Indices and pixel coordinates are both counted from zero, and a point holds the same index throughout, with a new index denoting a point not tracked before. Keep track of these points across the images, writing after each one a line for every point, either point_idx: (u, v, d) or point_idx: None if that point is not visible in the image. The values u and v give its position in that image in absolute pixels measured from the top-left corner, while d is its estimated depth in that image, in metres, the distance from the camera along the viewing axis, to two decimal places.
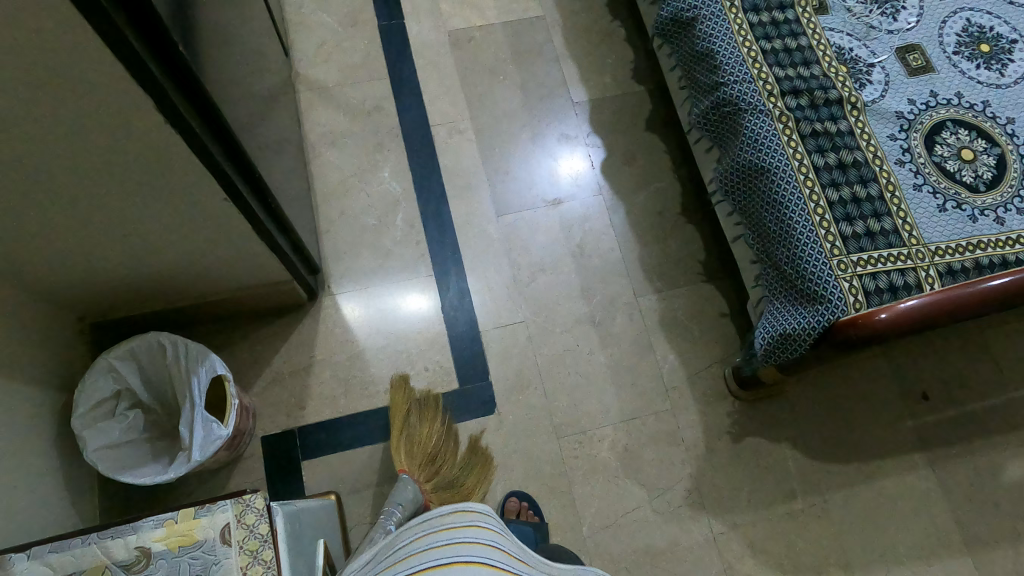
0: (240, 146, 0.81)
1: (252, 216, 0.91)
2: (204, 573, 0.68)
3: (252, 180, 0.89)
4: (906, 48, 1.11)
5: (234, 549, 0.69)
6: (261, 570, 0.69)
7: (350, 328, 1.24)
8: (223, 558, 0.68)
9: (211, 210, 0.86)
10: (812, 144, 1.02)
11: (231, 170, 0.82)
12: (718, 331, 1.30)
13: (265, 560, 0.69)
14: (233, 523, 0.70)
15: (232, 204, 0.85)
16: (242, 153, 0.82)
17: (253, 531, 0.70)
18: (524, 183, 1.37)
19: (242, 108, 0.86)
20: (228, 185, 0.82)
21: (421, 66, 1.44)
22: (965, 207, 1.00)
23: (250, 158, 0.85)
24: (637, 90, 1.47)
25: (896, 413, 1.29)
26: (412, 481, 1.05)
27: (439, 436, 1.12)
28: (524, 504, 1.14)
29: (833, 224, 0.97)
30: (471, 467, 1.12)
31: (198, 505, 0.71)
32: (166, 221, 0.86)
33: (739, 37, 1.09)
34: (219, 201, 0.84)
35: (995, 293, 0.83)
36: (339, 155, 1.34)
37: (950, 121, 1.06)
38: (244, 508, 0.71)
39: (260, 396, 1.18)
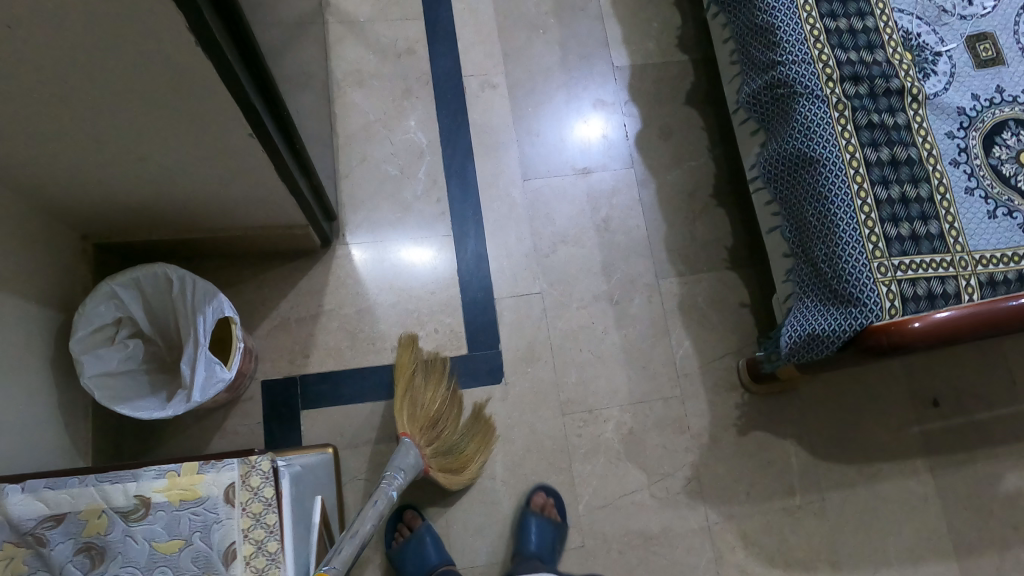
0: (266, 74, 0.75)
1: (275, 153, 0.86)
2: (205, 531, 0.66)
3: (277, 116, 0.84)
4: (978, 36, 1.04)
5: (236, 510, 0.67)
6: (263, 534, 0.67)
7: (362, 282, 1.20)
8: (225, 518, 0.67)
9: (233, 142, 0.81)
10: (866, 137, 0.96)
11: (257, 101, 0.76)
12: (736, 320, 1.26)
13: (269, 524, 0.68)
14: (238, 483, 0.68)
15: (255, 138, 0.81)
16: (269, 83, 0.76)
17: (258, 493, 0.69)
18: (554, 147, 1.31)
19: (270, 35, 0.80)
20: (253, 117, 0.77)
21: (459, 9, 1.35)
22: (1016, 215, 0.96)
23: (277, 91, 0.79)
24: (681, 59, 1.39)
25: (904, 419, 1.28)
26: (414, 446, 1.01)
27: (442, 401, 1.10)
28: (551, 500, 1.13)
29: (877, 224, 0.93)
30: (468, 441, 1.11)
31: (203, 460, 0.68)
32: (183, 149, 0.81)
33: (803, 12, 1.01)
34: (241, 134, 0.79)
35: None
36: (364, 97, 1.28)
37: (1012, 121, 1.00)
38: (250, 469, 0.69)
39: (263, 340, 1.16)
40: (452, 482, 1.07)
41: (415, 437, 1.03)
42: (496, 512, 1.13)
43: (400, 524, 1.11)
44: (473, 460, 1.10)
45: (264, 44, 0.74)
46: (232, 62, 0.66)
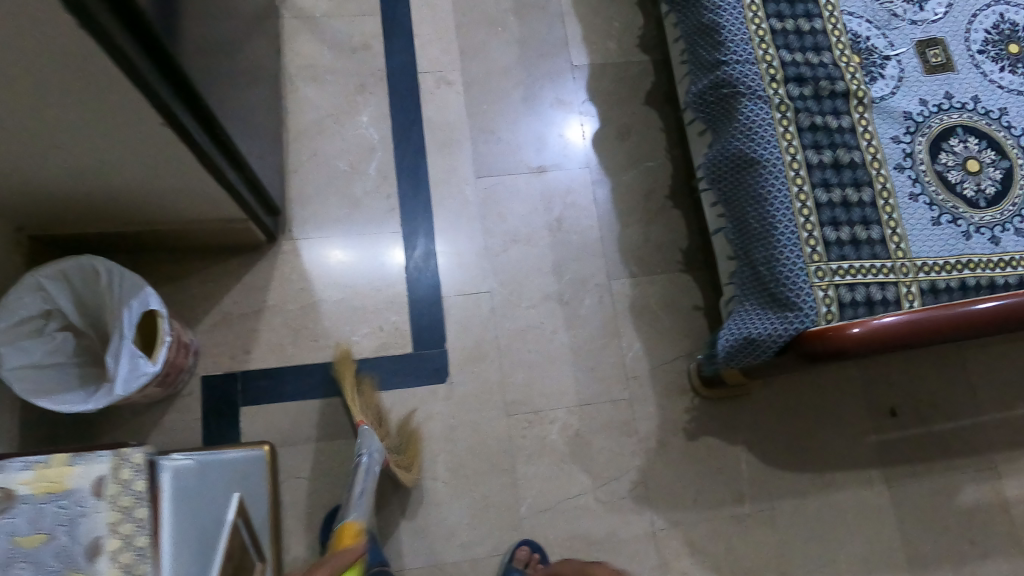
0: (179, 67, 0.72)
1: (195, 147, 0.84)
2: (70, 523, 0.73)
3: (199, 109, 0.82)
4: (928, 41, 1.02)
5: (105, 504, 0.74)
6: (133, 526, 0.76)
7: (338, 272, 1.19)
8: (93, 510, 0.74)
9: (149, 133, 0.79)
10: (808, 139, 0.95)
11: (169, 94, 0.74)
12: (688, 323, 1.24)
13: (138, 518, 0.76)
14: (108, 477, 0.75)
15: (172, 131, 0.79)
16: (182, 76, 0.74)
17: (127, 487, 0.76)
18: (509, 145, 1.29)
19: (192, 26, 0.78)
20: (164, 109, 0.74)
21: (417, 5, 1.34)
22: (961, 222, 0.94)
23: (195, 85, 0.77)
24: (641, 60, 1.37)
25: (860, 427, 1.25)
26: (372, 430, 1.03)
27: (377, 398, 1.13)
28: (535, 555, 1.09)
29: (816, 228, 0.91)
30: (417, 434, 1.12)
31: (74, 453, 0.75)
32: (100, 142, 0.79)
33: (749, 12, 0.99)
34: (154, 124, 0.77)
35: (972, 318, 0.82)
36: (316, 92, 1.26)
37: (960, 127, 0.98)
38: (120, 462, 0.76)
39: (205, 335, 1.14)
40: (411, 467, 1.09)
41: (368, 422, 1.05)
42: (435, 513, 1.11)
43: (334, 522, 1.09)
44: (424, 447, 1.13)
45: (178, 36, 0.72)
46: (128, 51, 0.64)
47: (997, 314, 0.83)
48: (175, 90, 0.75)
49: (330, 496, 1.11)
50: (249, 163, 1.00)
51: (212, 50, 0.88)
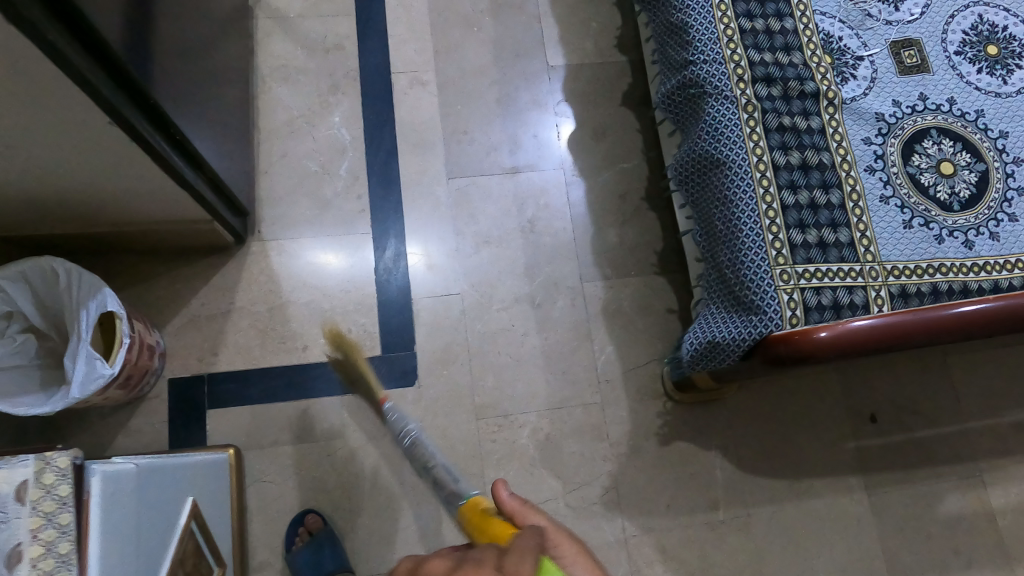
0: (118, 59, 0.70)
1: (149, 149, 0.82)
2: None
3: (148, 107, 0.80)
4: (903, 42, 0.99)
5: (25, 510, 0.60)
6: (53, 535, 0.61)
7: (326, 275, 1.19)
8: (12, 518, 0.60)
9: (101, 138, 0.76)
10: (775, 140, 0.92)
11: (113, 92, 0.72)
12: (662, 327, 1.23)
13: (61, 524, 0.61)
14: (30, 481, 0.61)
15: (124, 133, 0.77)
16: (124, 69, 0.72)
17: (51, 491, 0.62)
18: (482, 146, 1.28)
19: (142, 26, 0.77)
20: (111, 109, 0.72)
21: (393, 5, 1.33)
22: (933, 226, 0.90)
23: (138, 79, 0.75)
24: (618, 60, 1.36)
25: (838, 434, 1.22)
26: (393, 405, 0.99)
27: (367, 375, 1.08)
28: None
29: (782, 230, 0.89)
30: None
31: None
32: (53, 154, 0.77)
33: (718, 11, 0.98)
34: (101, 125, 0.74)
35: (955, 323, 0.78)
36: (289, 92, 1.26)
37: (933, 129, 0.95)
38: (44, 466, 0.62)
39: (174, 337, 1.14)
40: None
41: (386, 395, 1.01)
42: (403, 517, 1.11)
43: (300, 527, 1.08)
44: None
45: (122, 35, 0.71)
46: (64, 48, 0.62)
47: (982, 318, 0.78)
48: (121, 88, 0.73)
49: (296, 500, 1.10)
50: (207, 163, 0.98)
51: (169, 50, 0.86)
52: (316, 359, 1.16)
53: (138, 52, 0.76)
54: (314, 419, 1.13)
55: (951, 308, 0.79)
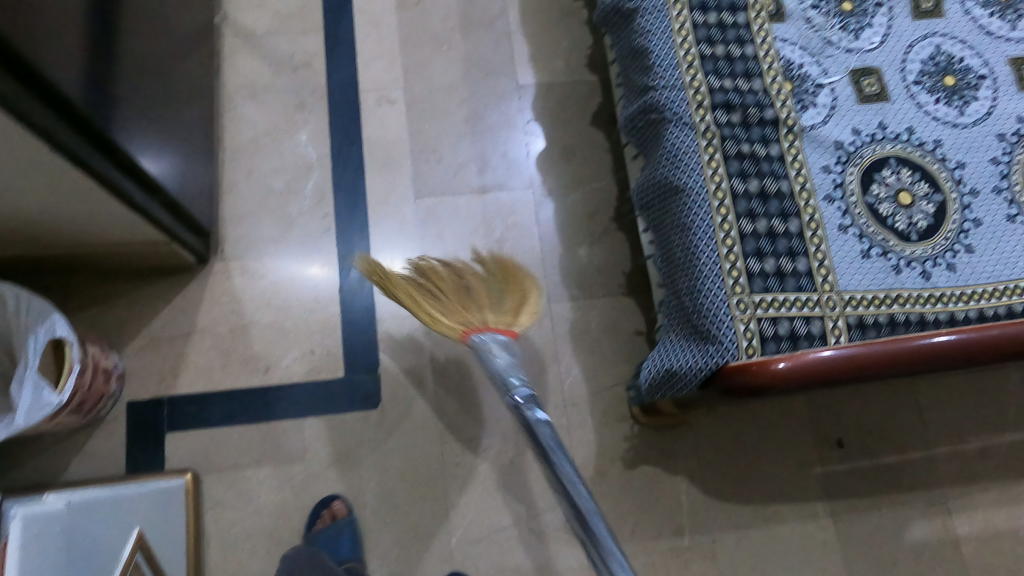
0: (54, 89, 0.68)
1: (95, 175, 0.81)
2: None
3: (96, 137, 0.78)
4: (863, 70, 1.00)
5: None
6: None
7: (305, 287, 1.19)
8: None
9: (40, 166, 0.74)
10: (735, 167, 0.92)
11: (54, 121, 0.70)
12: (629, 349, 1.22)
13: None
14: None
15: (65, 160, 0.75)
16: (66, 100, 0.70)
17: None
18: (450, 165, 1.27)
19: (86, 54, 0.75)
20: (47, 136, 0.70)
21: (362, 23, 1.32)
22: (891, 256, 0.91)
23: (83, 109, 0.73)
24: (589, 80, 1.35)
25: (805, 457, 1.22)
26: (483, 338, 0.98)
27: (451, 281, 1.08)
28: None
29: (740, 258, 0.89)
30: (510, 284, 1.10)
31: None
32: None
33: (678, 37, 0.97)
34: (41, 153, 0.72)
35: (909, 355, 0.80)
36: (255, 110, 1.24)
37: (893, 158, 0.95)
38: None
39: (132, 358, 1.12)
40: (517, 322, 1.05)
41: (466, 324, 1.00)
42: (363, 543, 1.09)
43: (323, 510, 1.08)
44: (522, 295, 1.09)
45: (61, 62, 0.69)
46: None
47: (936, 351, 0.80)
48: (65, 118, 0.72)
49: (255, 525, 1.08)
50: (162, 186, 0.96)
51: (120, 73, 0.85)
52: (278, 380, 1.14)
53: (84, 80, 0.74)
54: (276, 442, 1.12)
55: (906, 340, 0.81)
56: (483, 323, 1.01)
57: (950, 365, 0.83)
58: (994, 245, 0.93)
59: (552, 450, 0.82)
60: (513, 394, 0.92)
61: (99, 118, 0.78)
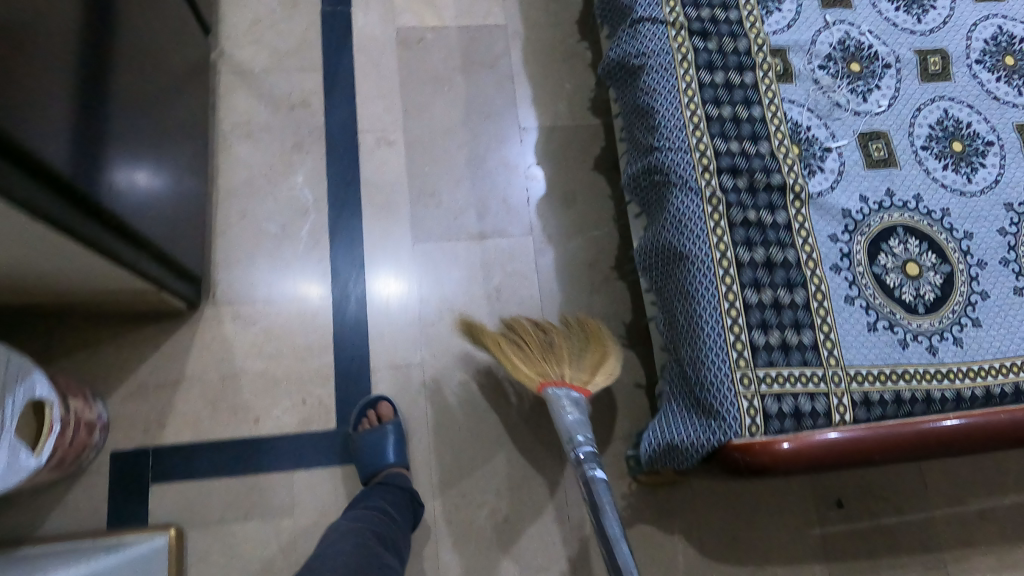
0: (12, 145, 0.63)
1: (71, 233, 0.76)
2: None
3: (70, 194, 0.74)
4: (871, 134, 0.99)
5: None
6: None
7: (306, 311, 1.17)
8: None
9: (16, 231, 0.71)
10: (740, 235, 0.90)
11: (24, 182, 0.67)
12: (628, 403, 1.20)
13: None
14: None
15: (36, 220, 0.71)
16: (37, 161, 0.67)
17: None
18: (449, 210, 1.25)
19: (48, 105, 0.70)
20: (19, 199, 0.67)
21: (361, 61, 1.29)
22: (898, 329, 0.89)
23: (59, 171, 0.71)
24: (592, 124, 1.33)
25: (804, 517, 1.19)
26: (556, 391, 0.98)
27: (536, 336, 1.06)
28: None
29: (744, 330, 0.87)
30: (592, 347, 1.06)
31: None
32: None
33: (685, 97, 0.96)
34: (19, 219, 0.69)
35: (914, 439, 0.79)
36: (251, 150, 1.22)
37: (900, 227, 0.94)
38: None
39: (117, 406, 1.09)
40: (594, 380, 1.02)
41: (543, 378, 1.00)
42: None
43: (369, 411, 1.11)
44: (607, 357, 1.05)
45: (30, 125, 0.67)
46: None
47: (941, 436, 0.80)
48: (33, 176, 0.67)
49: None
50: (148, 240, 0.93)
51: (97, 122, 0.81)
52: (267, 432, 1.11)
53: (49, 132, 0.70)
54: (263, 496, 1.09)
55: (913, 424, 0.80)
56: (561, 378, 1.00)
57: (957, 452, 0.82)
58: (1003, 320, 0.92)
59: (604, 508, 0.87)
60: (576, 450, 0.93)
61: (69, 171, 0.73)
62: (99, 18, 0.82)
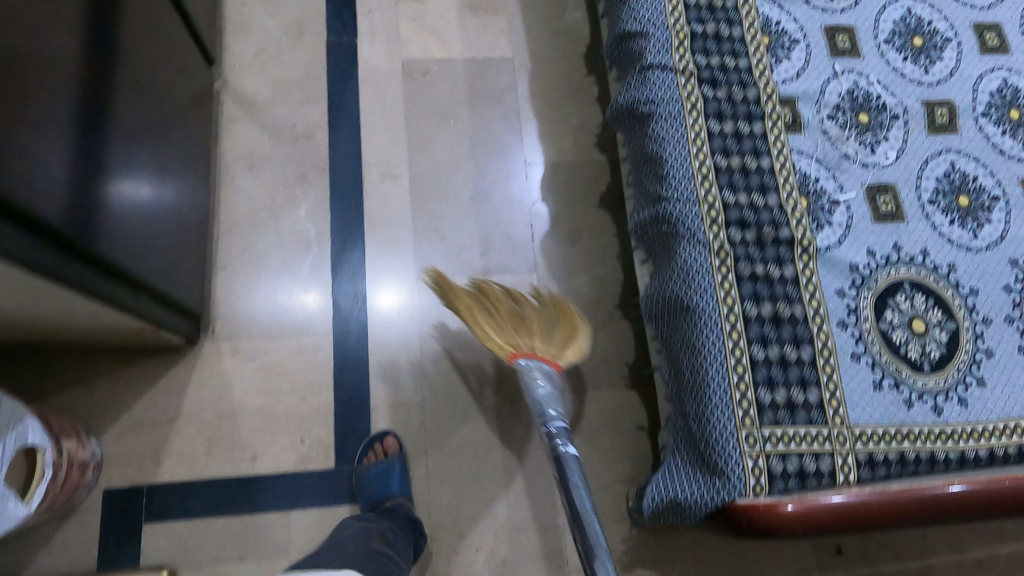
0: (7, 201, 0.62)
1: (68, 282, 0.75)
2: None
3: (65, 244, 0.72)
4: (879, 187, 0.98)
5: None
6: None
7: (306, 337, 1.16)
8: None
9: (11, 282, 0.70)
10: (747, 289, 0.90)
11: (17, 237, 0.65)
12: (630, 446, 1.19)
13: None
14: None
15: (31, 273, 0.69)
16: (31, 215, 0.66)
17: None
18: (453, 245, 1.24)
19: (46, 156, 0.69)
20: (14, 255, 0.65)
21: (367, 92, 1.29)
22: (903, 388, 0.89)
23: (53, 222, 0.69)
24: (597, 160, 1.33)
25: (804, 564, 1.19)
26: (526, 360, 1.00)
27: (507, 304, 1.07)
28: None
29: (750, 388, 0.86)
30: (561, 324, 1.08)
31: None
32: None
33: (693, 147, 0.95)
34: (13, 273, 0.68)
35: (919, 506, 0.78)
36: (253, 182, 1.21)
37: (907, 282, 0.94)
38: None
39: (112, 444, 1.07)
40: (564, 355, 1.04)
41: (514, 347, 1.01)
42: None
43: (376, 445, 1.11)
44: (576, 334, 1.08)
45: (25, 179, 0.65)
46: None
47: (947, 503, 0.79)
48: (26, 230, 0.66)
49: None
50: (148, 281, 0.91)
51: (99, 167, 0.80)
52: (264, 470, 1.10)
53: (44, 183, 0.68)
54: (259, 537, 1.07)
55: (919, 490, 0.79)
56: (531, 349, 1.01)
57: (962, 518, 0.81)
58: (1008, 379, 0.91)
59: (575, 483, 0.89)
60: (547, 424, 0.95)
61: (64, 221, 0.71)
62: (99, 61, 0.81)
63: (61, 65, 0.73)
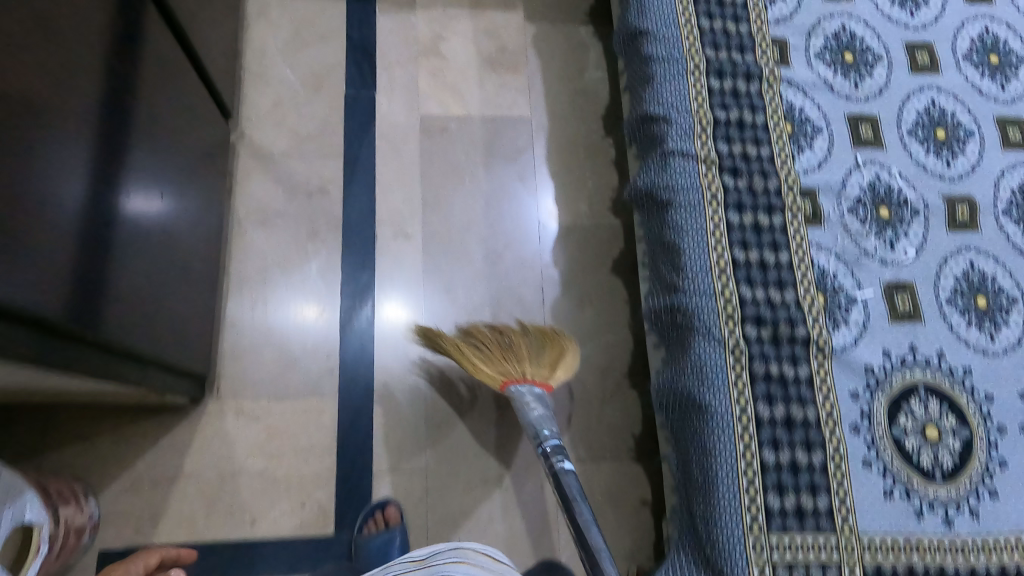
0: (11, 306, 0.61)
1: (72, 371, 0.74)
2: None
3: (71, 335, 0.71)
4: (897, 285, 0.97)
5: None
6: None
7: (312, 397, 1.15)
8: None
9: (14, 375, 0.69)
10: (761, 389, 0.89)
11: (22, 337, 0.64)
12: (633, 521, 1.18)
13: None
14: None
15: (36, 368, 0.68)
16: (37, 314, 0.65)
17: None
18: (463, 308, 1.23)
19: (55, 250, 0.68)
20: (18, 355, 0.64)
21: (383, 149, 1.28)
22: (914, 498, 0.88)
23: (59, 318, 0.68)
24: (612, 224, 1.32)
25: None
26: (517, 390, 1.00)
27: (493, 336, 1.06)
28: None
29: (760, 493, 0.85)
30: (550, 341, 1.07)
31: None
32: None
33: (712, 239, 0.95)
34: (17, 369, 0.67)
35: None
36: (265, 237, 1.20)
37: (922, 386, 0.93)
38: None
39: (111, 502, 1.06)
40: (555, 375, 1.04)
41: (505, 377, 1.01)
42: None
43: (378, 512, 1.11)
44: (566, 350, 1.07)
45: (32, 280, 0.64)
46: None
47: None
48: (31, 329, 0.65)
49: None
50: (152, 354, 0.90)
51: (111, 248, 0.79)
52: (263, 535, 1.08)
53: (53, 278, 0.67)
54: None
55: None
56: (523, 376, 1.01)
57: None
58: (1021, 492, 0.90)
59: (576, 500, 0.90)
60: (542, 443, 0.96)
61: (71, 313, 0.70)
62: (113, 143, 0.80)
63: (73, 153, 0.72)
